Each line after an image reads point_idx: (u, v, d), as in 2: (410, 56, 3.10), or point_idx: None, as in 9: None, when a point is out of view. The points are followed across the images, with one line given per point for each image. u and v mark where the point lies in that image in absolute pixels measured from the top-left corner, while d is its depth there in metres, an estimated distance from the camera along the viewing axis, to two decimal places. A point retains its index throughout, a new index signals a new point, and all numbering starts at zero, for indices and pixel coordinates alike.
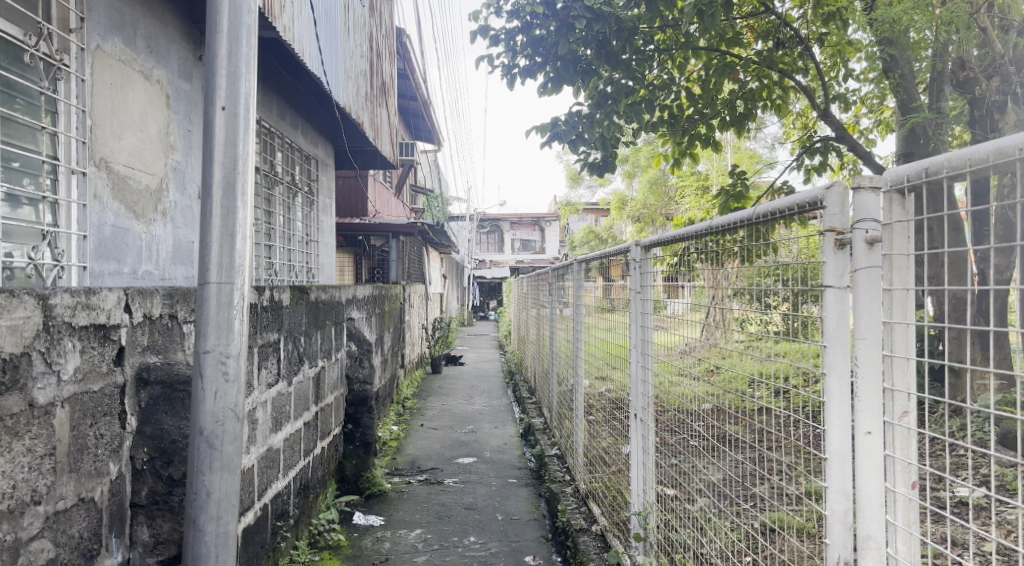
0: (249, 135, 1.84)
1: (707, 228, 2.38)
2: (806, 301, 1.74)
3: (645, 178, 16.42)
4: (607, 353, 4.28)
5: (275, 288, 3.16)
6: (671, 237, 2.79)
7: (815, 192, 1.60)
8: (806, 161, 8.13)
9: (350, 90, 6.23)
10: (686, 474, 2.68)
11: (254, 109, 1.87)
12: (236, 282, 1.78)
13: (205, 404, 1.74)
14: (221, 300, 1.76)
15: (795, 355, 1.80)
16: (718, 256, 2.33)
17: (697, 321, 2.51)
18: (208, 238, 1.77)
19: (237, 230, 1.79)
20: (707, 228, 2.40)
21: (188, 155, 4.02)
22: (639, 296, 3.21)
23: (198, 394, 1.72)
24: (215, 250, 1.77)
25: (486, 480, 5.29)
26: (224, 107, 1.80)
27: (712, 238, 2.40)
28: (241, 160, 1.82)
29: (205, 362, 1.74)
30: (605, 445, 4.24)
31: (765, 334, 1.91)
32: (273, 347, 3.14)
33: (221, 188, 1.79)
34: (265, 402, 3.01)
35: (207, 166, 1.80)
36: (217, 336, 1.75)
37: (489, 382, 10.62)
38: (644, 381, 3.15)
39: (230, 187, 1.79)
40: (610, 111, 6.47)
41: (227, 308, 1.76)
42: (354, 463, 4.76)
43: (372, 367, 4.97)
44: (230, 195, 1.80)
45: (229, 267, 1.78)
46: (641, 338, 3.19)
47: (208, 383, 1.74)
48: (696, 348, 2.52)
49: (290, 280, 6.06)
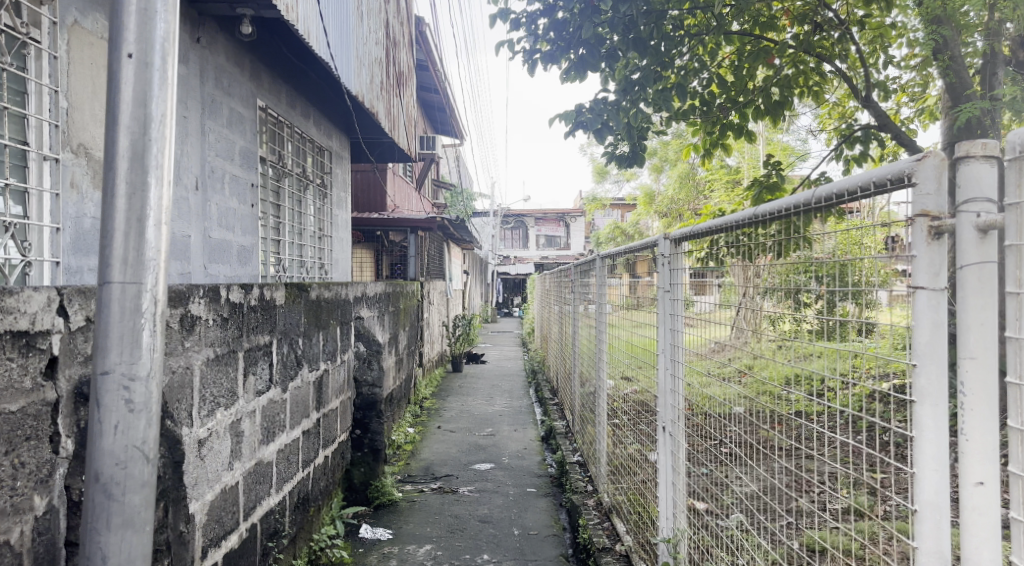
0: (168, 92, 1.36)
1: (744, 217, 2.03)
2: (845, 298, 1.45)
3: (675, 172, 15.96)
4: (631, 354, 3.94)
5: (267, 286, 2.87)
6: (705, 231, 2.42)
7: (896, 168, 1.27)
8: (846, 152, 7.66)
9: (362, 77, 5.95)
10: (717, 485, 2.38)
11: (176, 57, 1.39)
12: (147, 282, 1.33)
13: (102, 441, 1.30)
14: (124, 306, 1.30)
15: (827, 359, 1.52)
16: (749, 250, 2.02)
17: (727, 321, 2.17)
18: (112, 221, 1.32)
19: (149, 214, 1.33)
20: (746, 217, 2.04)
21: (183, 144, 3.85)
22: (668, 295, 2.83)
23: (94, 428, 1.29)
24: (120, 240, 1.32)
25: (503, 489, 4.98)
26: (132, 54, 1.33)
27: (750, 232, 2.06)
28: (157, 123, 1.35)
29: (102, 387, 1.29)
30: (629, 457, 3.92)
31: (802, 332, 1.62)
32: (264, 350, 2.85)
33: (129, 159, 1.33)
34: (254, 411, 2.72)
35: (112, 131, 1.34)
36: (122, 352, 1.30)
37: (511, 381, 10.32)
38: (674, 392, 2.77)
39: (141, 158, 1.33)
40: (637, 98, 6.16)
41: (133, 316, 1.30)
42: (363, 470, 4.49)
43: (381, 369, 4.71)
44: (140, 168, 1.34)
45: (138, 262, 1.33)
46: (671, 346, 2.82)
47: (108, 414, 1.30)
48: (727, 349, 2.18)
49: (301, 277, 5.82)
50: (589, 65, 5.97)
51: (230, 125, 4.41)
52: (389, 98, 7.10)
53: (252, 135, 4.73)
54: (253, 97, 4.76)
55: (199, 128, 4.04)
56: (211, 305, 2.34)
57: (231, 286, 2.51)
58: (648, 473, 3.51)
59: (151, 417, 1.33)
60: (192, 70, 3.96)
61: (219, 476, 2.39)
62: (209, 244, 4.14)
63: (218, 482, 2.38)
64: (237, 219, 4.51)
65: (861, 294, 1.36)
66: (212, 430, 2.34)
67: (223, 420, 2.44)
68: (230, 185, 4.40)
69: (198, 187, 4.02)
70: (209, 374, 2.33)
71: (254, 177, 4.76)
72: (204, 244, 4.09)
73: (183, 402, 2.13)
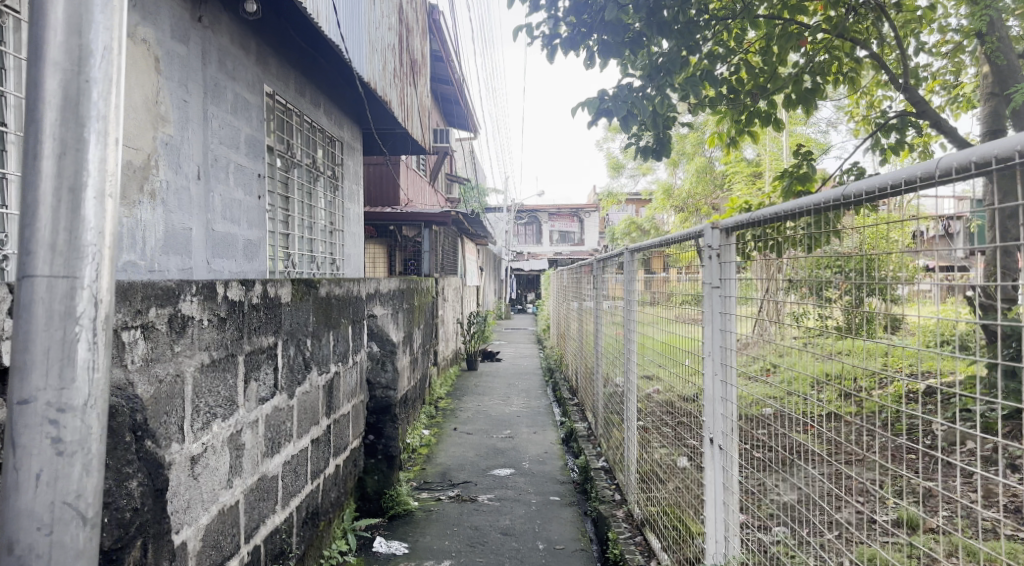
0: (112, 17, 1.07)
1: (830, 196, 1.75)
2: (871, 294, 1.62)
3: (692, 165, 15.60)
4: (661, 356, 3.63)
5: (271, 282, 2.60)
6: (773, 216, 2.12)
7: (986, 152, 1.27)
8: (881, 141, 7.28)
9: (375, 63, 5.67)
10: (752, 495, 2.27)
11: None
12: (84, 275, 1.04)
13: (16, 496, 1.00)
14: (51, 310, 1.01)
15: (859, 354, 1.68)
16: (772, 245, 2.13)
17: (746, 317, 2.29)
18: (36, 191, 1.02)
19: (86, 181, 1.04)
20: (832, 198, 1.76)
21: (183, 130, 3.58)
22: (717, 292, 2.52)
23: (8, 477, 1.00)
24: (46, 219, 1.02)
25: (525, 498, 4.69)
26: None
27: (836, 215, 1.77)
28: (96, 57, 1.05)
29: (21, 420, 1.00)
30: (662, 465, 3.62)
31: (828, 328, 1.79)
32: (268, 354, 2.58)
33: (58, 107, 1.03)
34: (256, 422, 2.45)
35: (34, 71, 1.03)
36: (48, 372, 1.01)
37: (527, 380, 10.05)
38: (725, 401, 2.46)
39: (74, 106, 1.03)
40: (663, 85, 5.69)
41: (65, 323, 1.02)
42: (377, 478, 4.22)
43: (396, 370, 4.41)
44: (72, 119, 1.03)
45: (72, 250, 1.03)
46: (722, 350, 2.50)
47: (27, 459, 1.01)
48: (747, 345, 2.28)
49: (312, 273, 5.57)
50: (613, 50, 5.72)
51: (235, 111, 4.15)
52: (402, 86, 6.81)
53: (259, 122, 4.47)
54: (260, 82, 4.52)
55: (201, 114, 3.78)
56: (206, 304, 2.07)
57: (229, 282, 2.24)
58: (688, 485, 3.20)
59: (88, 459, 1.04)
60: (193, 51, 3.69)
61: (215, 496, 2.13)
62: (212, 238, 3.89)
63: (214, 503, 2.11)
64: (243, 211, 4.25)
65: (891, 289, 1.54)
66: (206, 445, 2.07)
67: (220, 433, 2.17)
68: (235, 175, 4.14)
69: (200, 176, 3.76)
70: (203, 382, 2.06)
71: (262, 167, 4.50)
72: (206, 237, 3.83)
73: (172, 415, 1.87)
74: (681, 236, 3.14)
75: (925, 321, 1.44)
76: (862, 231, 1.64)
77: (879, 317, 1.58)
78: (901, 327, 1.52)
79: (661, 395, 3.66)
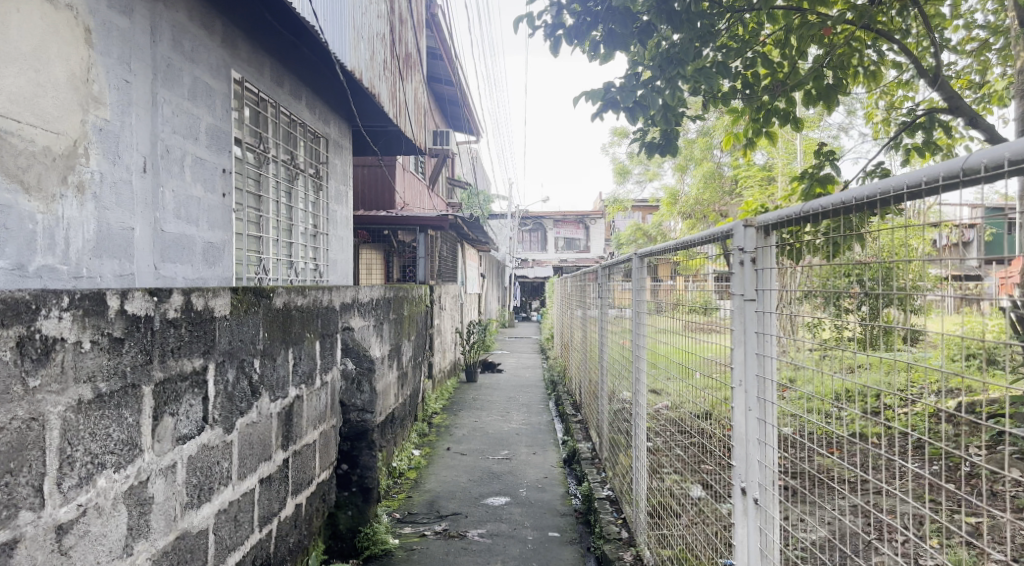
0: None
1: (954, 168, 1.23)
2: (893, 304, 1.38)
3: (699, 171, 15.11)
4: (674, 375, 3.11)
5: (200, 290, 2.11)
6: (838, 204, 1.57)
7: None
8: (905, 142, 6.76)
9: (360, 52, 5.19)
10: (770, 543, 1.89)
11: None
12: None
13: None
14: None
15: (884, 370, 1.43)
16: (795, 252, 1.75)
17: (753, 330, 1.96)
18: None
19: None
20: (958, 169, 1.23)
21: (124, 115, 3.13)
22: (752, 306, 1.97)
23: None
24: None
25: (520, 533, 4.16)
26: None
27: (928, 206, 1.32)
28: None
29: None
30: (675, 502, 3.10)
31: (847, 339, 1.53)
32: (194, 379, 2.09)
33: None
34: (172, 467, 1.96)
35: None
36: None
37: (529, 393, 9.52)
38: (763, 445, 1.92)
39: None
40: (675, 77, 5.12)
41: None
42: (351, 514, 3.69)
43: (373, 391, 3.90)
44: None
45: None
46: (758, 381, 1.95)
47: None
48: (751, 366, 1.97)
49: (289, 279, 5.07)
50: (619, 42, 5.08)
51: (194, 97, 3.69)
52: (393, 80, 6.33)
53: (224, 112, 4.00)
54: (227, 67, 4.06)
55: (150, 98, 3.32)
56: (88, 322, 1.59)
57: (131, 291, 1.75)
58: (708, 533, 2.67)
59: None
60: (140, 24, 3.23)
61: None
62: (162, 240, 3.44)
63: None
64: (203, 210, 3.78)
65: (910, 299, 1.33)
66: (87, 506, 1.58)
67: (110, 488, 1.67)
68: (193, 169, 3.67)
69: (147, 169, 3.30)
70: (81, 425, 1.56)
71: (229, 162, 4.04)
72: (155, 240, 3.38)
73: (22, 472, 1.39)
74: (698, 240, 2.67)
75: (940, 335, 1.25)
76: (884, 235, 1.41)
77: (898, 328, 1.36)
78: (919, 339, 1.34)
79: (675, 419, 3.14)
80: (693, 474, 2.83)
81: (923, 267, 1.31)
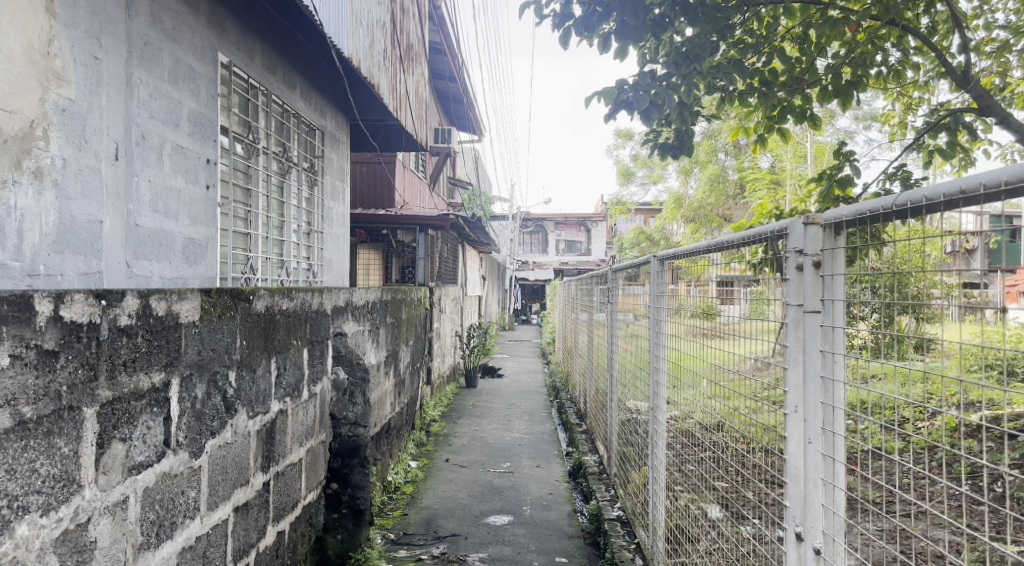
0: None
1: None
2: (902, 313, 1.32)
3: (704, 174, 14.80)
4: (685, 386, 2.84)
5: (160, 293, 1.80)
6: (957, 191, 1.20)
7: None
8: (927, 143, 6.43)
9: (359, 41, 4.87)
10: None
11: None
12: None
13: None
14: None
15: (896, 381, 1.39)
16: (870, 253, 1.44)
17: (817, 347, 1.62)
18: None
19: None
20: None
21: (93, 95, 2.87)
22: (814, 319, 1.63)
23: None
24: None
25: (524, 558, 3.84)
26: None
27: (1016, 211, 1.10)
28: None
29: None
30: (692, 523, 2.77)
31: (857, 349, 1.48)
32: (152, 399, 1.77)
33: None
34: (120, 503, 1.63)
35: None
36: None
37: (530, 400, 9.20)
38: (830, 487, 1.57)
39: None
40: (691, 74, 4.74)
41: None
42: (340, 538, 3.36)
43: (368, 403, 3.59)
44: None
45: None
46: (823, 410, 1.60)
47: None
48: (812, 388, 1.62)
49: (279, 280, 4.77)
50: (633, 33, 4.57)
51: (175, 81, 3.41)
52: (393, 71, 6.01)
53: (210, 97, 3.71)
54: (214, 49, 3.77)
55: (124, 79, 3.06)
56: (6, 332, 1.28)
57: (70, 294, 1.45)
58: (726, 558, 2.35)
59: None
60: None
61: None
62: (135, 235, 3.17)
63: None
64: (182, 203, 3.51)
65: (921, 306, 1.27)
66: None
67: (32, 538, 1.34)
68: (173, 158, 3.41)
69: (118, 156, 3.03)
70: None
71: (212, 152, 3.76)
72: (127, 234, 3.12)
73: None
74: (702, 245, 2.55)
75: (951, 344, 1.20)
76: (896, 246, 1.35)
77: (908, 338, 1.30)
78: (931, 349, 1.27)
79: (685, 432, 2.87)
80: (708, 491, 2.53)
81: (930, 275, 1.26)
